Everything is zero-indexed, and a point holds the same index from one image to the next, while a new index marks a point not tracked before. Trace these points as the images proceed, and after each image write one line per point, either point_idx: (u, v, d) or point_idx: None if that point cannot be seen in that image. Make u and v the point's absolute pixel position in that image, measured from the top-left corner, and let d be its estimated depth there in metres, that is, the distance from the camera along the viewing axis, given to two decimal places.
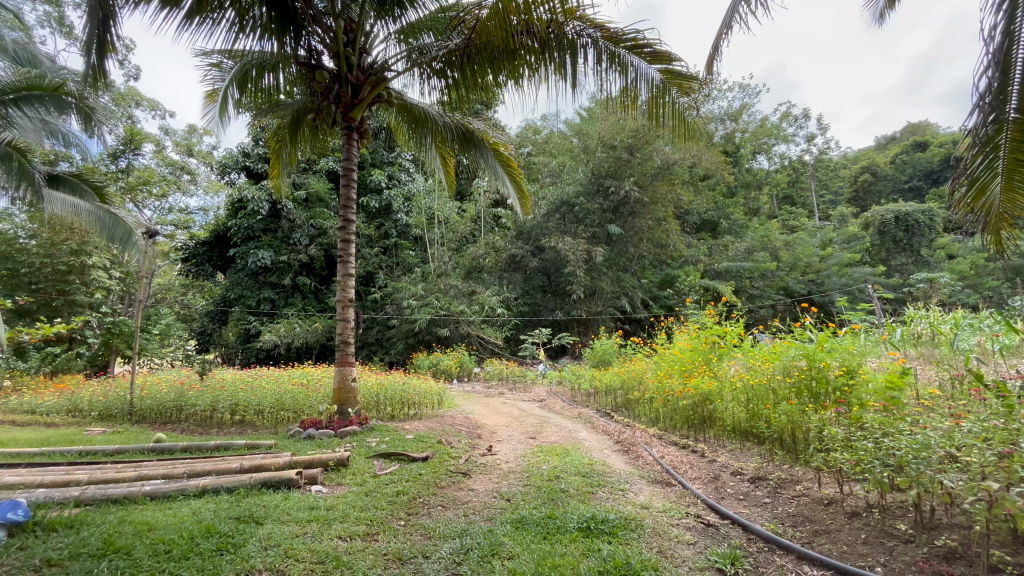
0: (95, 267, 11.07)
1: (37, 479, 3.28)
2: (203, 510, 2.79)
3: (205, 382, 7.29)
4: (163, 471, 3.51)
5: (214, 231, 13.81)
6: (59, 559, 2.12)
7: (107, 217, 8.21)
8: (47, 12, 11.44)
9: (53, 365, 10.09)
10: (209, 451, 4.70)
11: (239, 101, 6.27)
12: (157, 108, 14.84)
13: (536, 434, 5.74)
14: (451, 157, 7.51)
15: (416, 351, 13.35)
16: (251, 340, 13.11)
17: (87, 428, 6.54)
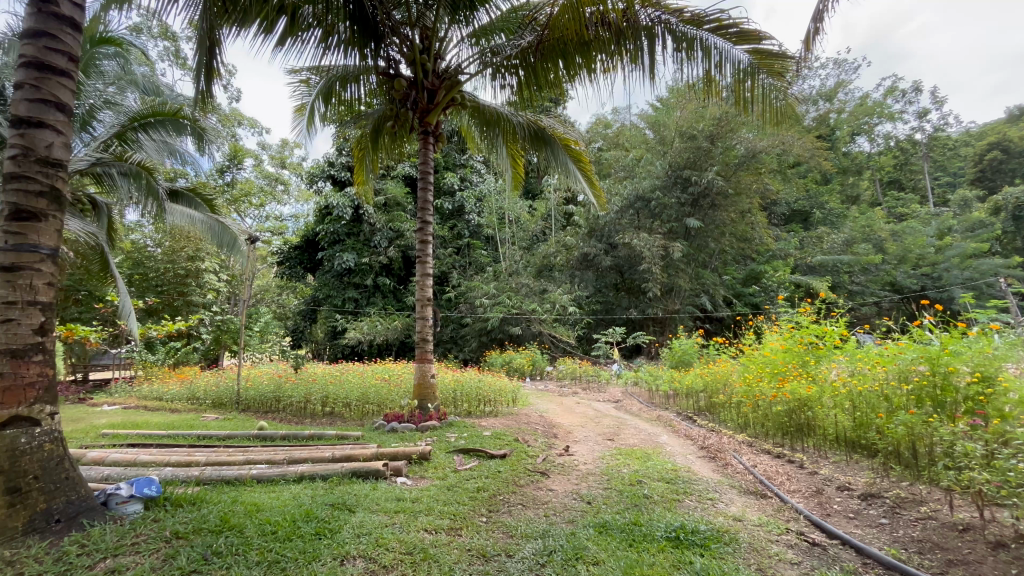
0: (207, 270, 12.39)
1: (165, 458, 3.72)
2: (302, 495, 3.00)
3: (299, 375, 7.89)
4: (267, 456, 3.82)
5: (304, 236, 14.94)
6: (184, 532, 2.35)
7: (217, 225, 9.11)
8: (167, 47, 12.97)
9: (175, 357, 11.43)
10: (305, 440, 5.07)
11: (325, 114, 6.67)
12: (256, 126, 16.35)
13: (613, 436, 5.59)
14: (523, 155, 7.52)
15: (489, 349, 13.56)
16: (338, 337, 14.02)
17: (204, 414, 7.34)
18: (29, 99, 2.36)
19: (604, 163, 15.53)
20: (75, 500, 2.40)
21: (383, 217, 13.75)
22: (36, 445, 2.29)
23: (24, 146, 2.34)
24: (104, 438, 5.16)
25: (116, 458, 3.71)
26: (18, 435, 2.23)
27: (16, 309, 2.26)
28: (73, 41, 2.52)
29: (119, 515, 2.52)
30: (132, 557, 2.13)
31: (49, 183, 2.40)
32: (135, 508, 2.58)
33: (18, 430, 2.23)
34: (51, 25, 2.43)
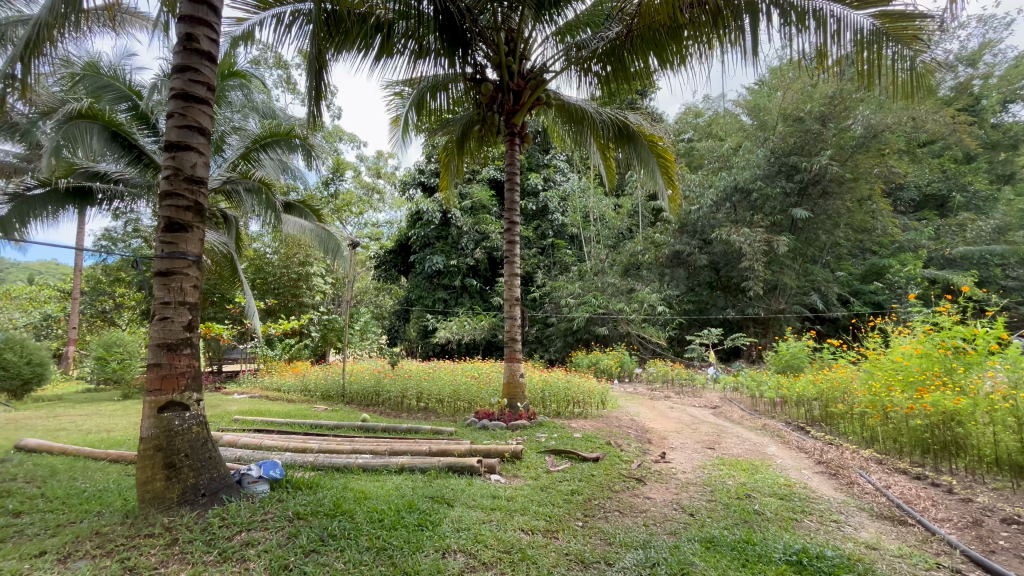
0: (315, 274, 13.62)
1: (284, 444, 4.11)
2: (404, 486, 3.14)
3: (396, 371, 8.36)
4: (371, 447, 4.07)
5: (398, 241, 15.86)
6: (305, 513, 2.56)
7: (323, 233, 9.97)
8: (280, 75, 14.46)
9: (290, 353, 12.69)
10: (403, 433, 5.35)
11: (416, 123, 6.97)
12: (355, 140, 17.68)
13: (713, 445, 5.21)
14: (609, 151, 7.31)
15: (575, 350, 13.39)
16: (429, 336, 14.65)
17: (315, 405, 8.05)
18: (178, 126, 2.71)
19: (695, 154, 14.68)
20: (216, 478, 2.71)
21: (469, 220, 14.13)
22: (186, 427, 2.61)
23: (175, 167, 2.69)
24: (236, 423, 5.85)
25: (246, 441, 4.18)
26: (172, 418, 2.56)
27: (170, 307, 2.61)
28: (210, 72, 2.86)
29: (249, 493, 2.80)
30: (262, 532, 2.35)
31: (194, 198, 2.74)
32: (262, 487, 2.85)
33: (172, 413, 2.57)
34: (194, 60, 2.77)
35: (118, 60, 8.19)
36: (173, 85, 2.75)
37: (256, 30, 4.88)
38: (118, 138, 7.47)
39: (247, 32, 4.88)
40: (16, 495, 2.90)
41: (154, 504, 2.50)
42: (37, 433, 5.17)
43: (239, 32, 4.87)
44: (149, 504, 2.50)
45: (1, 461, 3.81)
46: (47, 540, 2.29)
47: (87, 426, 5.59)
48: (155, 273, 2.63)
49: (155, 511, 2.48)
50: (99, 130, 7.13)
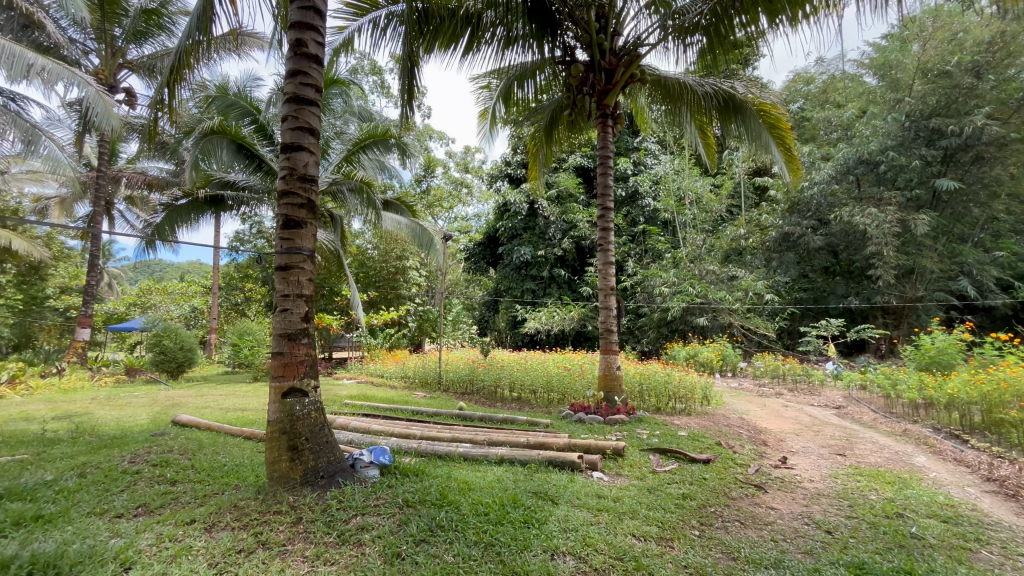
0: (410, 268, 14.30)
1: (390, 429, 4.31)
2: (505, 478, 3.12)
3: (489, 361, 8.48)
4: (470, 436, 4.10)
5: (486, 233, 16.15)
6: (413, 501, 2.61)
7: (417, 228, 10.40)
8: (375, 80, 15.27)
9: (390, 341, 13.49)
10: (500, 423, 5.38)
11: (504, 115, 6.89)
12: (444, 137, 18.23)
13: (842, 451, 4.58)
14: (708, 127, 6.72)
15: (670, 342, 12.67)
16: (519, 326, 14.73)
17: (415, 391, 8.43)
18: (292, 128, 2.87)
19: (807, 124, 13.10)
20: (332, 461, 2.86)
21: (556, 210, 13.93)
22: (306, 412, 2.77)
23: (290, 167, 2.85)
24: (346, 407, 6.29)
25: (356, 425, 4.46)
26: (294, 403, 2.73)
27: (289, 300, 2.78)
28: (318, 74, 2.97)
29: (362, 477, 2.93)
30: (375, 517, 2.43)
31: (307, 196, 2.89)
32: (373, 472, 2.97)
33: (294, 399, 2.74)
34: (303, 64, 2.89)
35: (241, 80, 9.10)
36: (286, 90, 2.91)
37: (355, 36, 5.07)
38: (243, 150, 8.34)
39: (347, 40, 5.10)
40: (173, 465, 3.31)
41: (281, 483, 2.69)
42: (189, 410, 5.96)
43: (340, 40, 5.10)
44: (277, 483, 2.69)
45: (162, 433, 4.41)
46: (197, 509, 2.55)
47: (226, 406, 6.33)
48: (277, 268, 2.82)
49: (283, 489, 2.67)
50: (227, 144, 7.99)
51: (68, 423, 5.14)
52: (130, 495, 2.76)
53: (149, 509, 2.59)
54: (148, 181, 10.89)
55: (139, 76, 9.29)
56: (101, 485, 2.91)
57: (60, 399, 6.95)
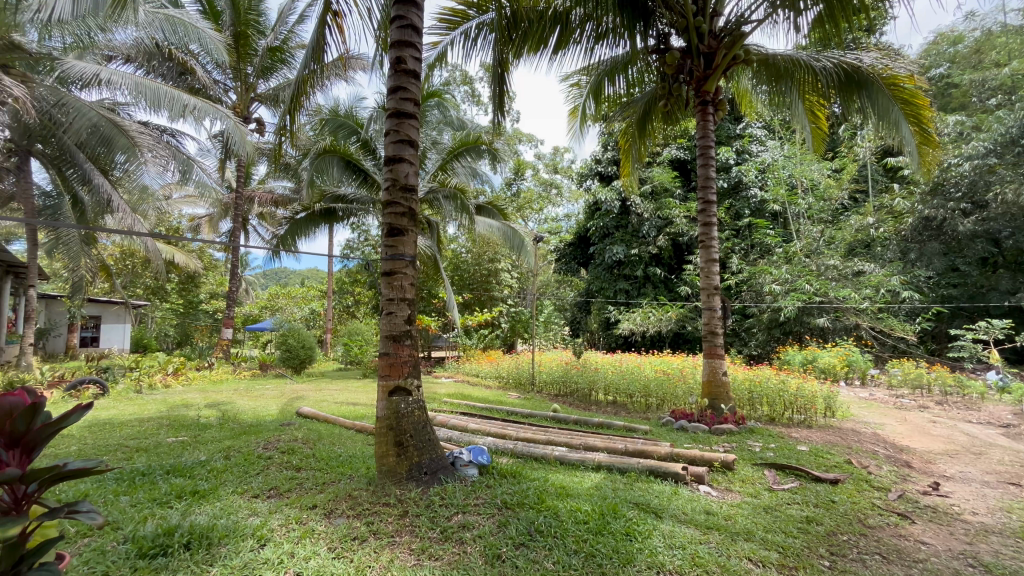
0: (502, 270, 14.61)
1: (487, 429, 4.41)
2: (603, 486, 3.04)
3: (582, 363, 8.36)
4: (565, 440, 4.04)
5: (577, 233, 15.97)
6: (512, 504, 2.62)
7: (509, 230, 10.57)
8: (467, 90, 15.84)
9: (485, 342, 13.87)
10: (595, 427, 5.26)
11: (594, 113, 6.74)
12: (534, 140, 18.38)
13: (1015, 480, 3.81)
14: (823, 106, 6.00)
15: (783, 345, 11.50)
16: (612, 328, 14.32)
17: (510, 392, 8.55)
18: (395, 141, 3.03)
19: (953, 92, 11.18)
20: (435, 458, 2.97)
21: (651, 206, 13.36)
22: (410, 409, 2.91)
23: (393, 179, 3.02)
24: (446, 405, 6.57)
25: (454, 423, 4.62)
26: (400, 401, 2.88)
27: (394, 303, 2.95)
28: (416, 88, 3.11)
29: (463, 476, 3.02)
30: (476, 516, 2.48)
31: (408, 205, 3.03)
32: (473, 472, 3.06)
33: (399, 397, 2.88)
34: (403, 79, 3.05)
35: (349, 102, 9.93)
36: (388, 106, 3.09)
37: (448, 49, 5.26)
38: (352, 166, 9.11)
39: (441, 54, 5.31)
40: (298, 453, 3.67)
41: (389, 476, 2.85)
42: (309, 402, 6.62)
43: (435, 55, 5.33)
44: (385, 475, 2.85)
45: (288, 423, 4.94)
46: (319, 495, 2.79)
47: (341, 400, 6.93)
48: (382, 273, 2.99)
49: (390, 483, 2.83)
50: (338, 161, 8.77)
51: (218, 410, 5.96)
52: (264, 477, 3.11)
53: (279, 492, 2.89)
54: (275, 199, 12.33)
55: (267, 106, 10.54)
56: (242, 468, 3.31)
57: (209, 390, 8.07)
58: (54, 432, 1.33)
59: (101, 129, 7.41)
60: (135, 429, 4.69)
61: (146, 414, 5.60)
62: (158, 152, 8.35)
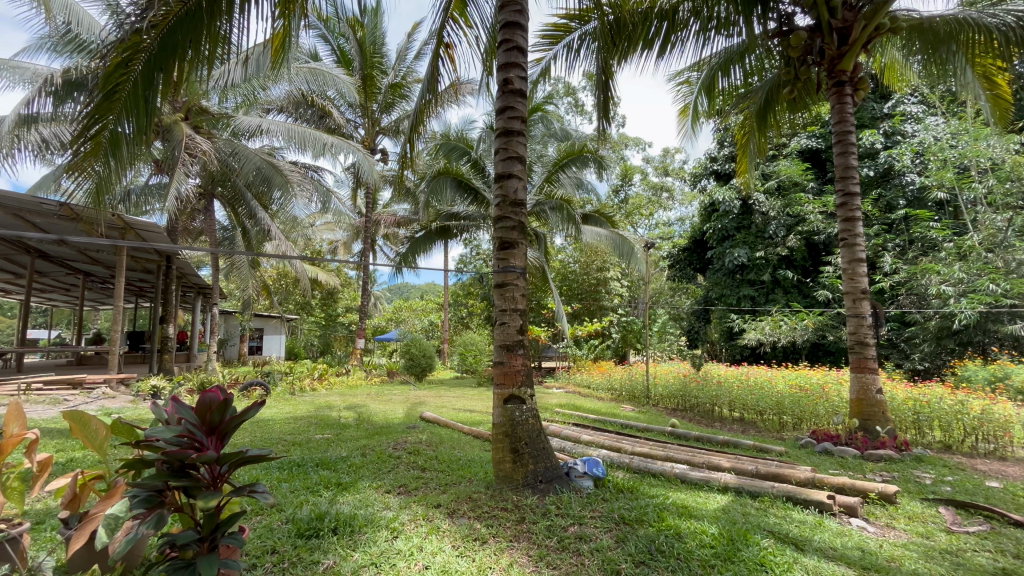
0: (612, 279, 14.29)
1: (601, 441, 4.33)
2: (731, 509, 2.81)
3: (703, 376, 7.79)
4: (686, 457, 3.81)
5: (691, 237, 14.74)
6: (630, 519, 2.54)
7: (617, 238, 10.33)
8: (571, 101, 15.98)
9: (596, 352, 13.64)
10: (719, 445, 4.87)
11: (707, 108, 6.34)
12: (641, 144, 17.84)
13: None
14: (1003, 69, 4.96)
15: (960, 358, 9.58)
16: (736, 338, 13.16)
17: (624, 405, 8.27)
18: (504, 159, 3.17)
19: None
20: (549, 467, 2.99)
21: (778, 203, 12.16)
22: (525, 417, 2.97)
23: (502, 195, 3.15)
24: (559, 416, 6.58)
25: (568, 434, 4.62)
26: (514, 409, 2.96)
27: (507, 314, 3.05)
28: (523, 106, 3.22)
29: (578, 486, 3.00)
30: (593, 529, 2.44)
31: (518, 219, 3.13)
32: (588, 483, 3.03)
33: (514, 405, 2.97)
34: (510, 99, 3.18)
35: (459, 126, 10.59)
36: (497, 126, 3.24)
37: (551, 63, 5.37)
38: (464, 185, 9.67)
39: (545, 69, 5.44)
40: (422, 455, 3.96)
41: (506, 482, 2.93)
42: (431, 408, 7.11)
43: (538, 72, 5.48)
44: (502, 481, 2.94)
45: (413, 427, 5.34)
46: (442, 495, 2.98)
47: (459, 407, 7.30)
48: (494, 285, 3.12)
49: (507, 488, 2.91)
50: (450, 182, 9.39)
51: (355, 412, 6.65)
52: (395, 475, 3.41)
53: (408, 489, 3.13)
54: (398, 220, 13.54)
55: (390, 137, 11.69)
56: (376, 464, 3.67)
57: (348, 394, 9.03)
58: (238, 423, 1.59)
59: (263, 171, 8.83)
60: (291, 425, 5.44)
61: (299, 413, 6.46)
62: (305, 186, 9.70)
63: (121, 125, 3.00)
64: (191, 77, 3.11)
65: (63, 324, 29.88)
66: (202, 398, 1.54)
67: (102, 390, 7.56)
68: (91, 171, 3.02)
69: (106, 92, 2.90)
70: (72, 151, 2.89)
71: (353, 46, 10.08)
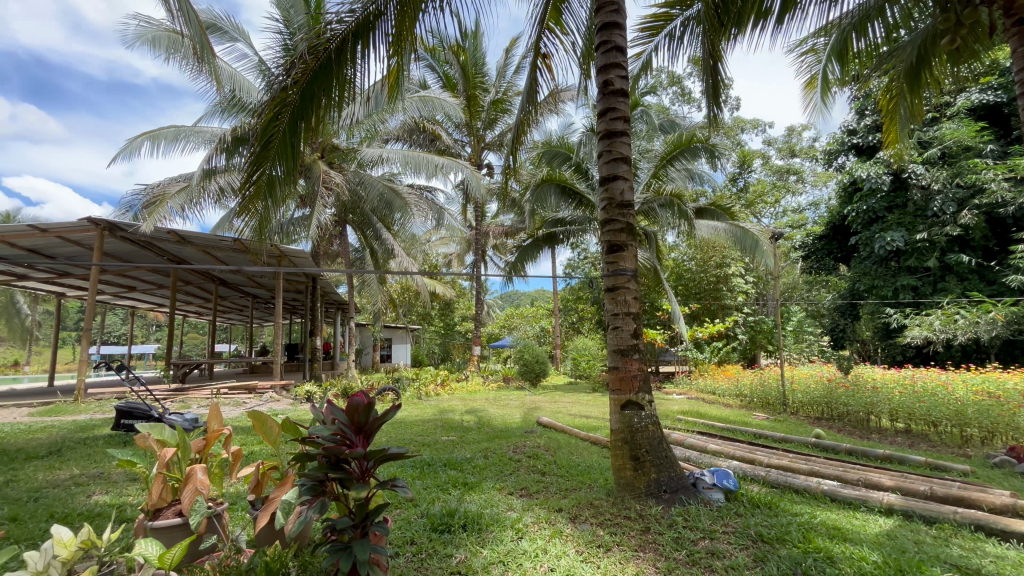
0: (734, 275, 13.22)
1: (731, 451, 4.02)
2: (900, 535, 2.42)
3: (853, 380, 6.82)
4: (836, 472, 3.37)
5: (829, 222, 13.00)
6: (770, 538, 2.32)
7: (738, 231, 9.52)
8: (676, 90, 15.20)
9: (719, 356, 12.65)
10: (879, 461, 4.22)
11: (840, 74, 5.61)
12: (759, 125, 16.31)
13: None
14: None
15: None
16: (895, 336, 11.29)
17: (755, 413, 7.54)
18: (608, 161, 3.13)
19: None
20: (674, 477, 2.86)
21: (943, 173, 10.31)
22: (644, 424, 2.87)
23: (609, 198, 3.10)
24: (681, 423, 6.24)
25: (692, 443, 4.37)
26: (632, 415, 2.88)
27: (620, 318, 2.99)
28: (625, 105, 3.16)
29: (707, 499, 2.82)
30: (727, 545, 2.28)
31: (626, 221, 3.07)
32: (718, 496, 2.83)
33: (632, 411, 2.89)
34: (611, 100, 3.14)
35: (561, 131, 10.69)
36: (599, 129, 3.21)
37: (653, 56, 5.18)
38: (569, 191, 9.69)
39: (646, 63, 5.26)
40: (541, 459, 4.03)
41: (628, 490, 2.85)
42: (547, 413, 7.20)
43: (639, 66, 5.32)
44: (623, 488, 2.87)
45: (531, 431, 5.46)
46: (563, 500, 3.00)
47: (576, 412, 7.30)
48: (605, 289, 3.09)
49: (629, 496, 2.83)
50: (554, 189, 9.51)
51: (476, 416, 6.98)
52: (517, 478, 3.51)
53: (529, 492, 3.21)
54: (505, 230, 14.01)
55: (495, 152, 12.20)
56: (498, 466, 3.82)
57: (468, 399, 9.50)
58: (380, 424, 1.78)
59: (385, 196, 9.79)
60: (420, 428, 5.89)
61: (426, 416, 6.99)
62: (421, 206, 10.51)
63: (274, 169, 3.57)
64: (325, 120, 3.59)
65: (239, 338, 35.91)
66: (350, 402, 1.75)
67: (269, 394, 8.91)
68: (254, 212, 3.63)
69: (262, 143, 3.47)
70: (242, 196, 3.52)
71: (456, 70, 10.69)
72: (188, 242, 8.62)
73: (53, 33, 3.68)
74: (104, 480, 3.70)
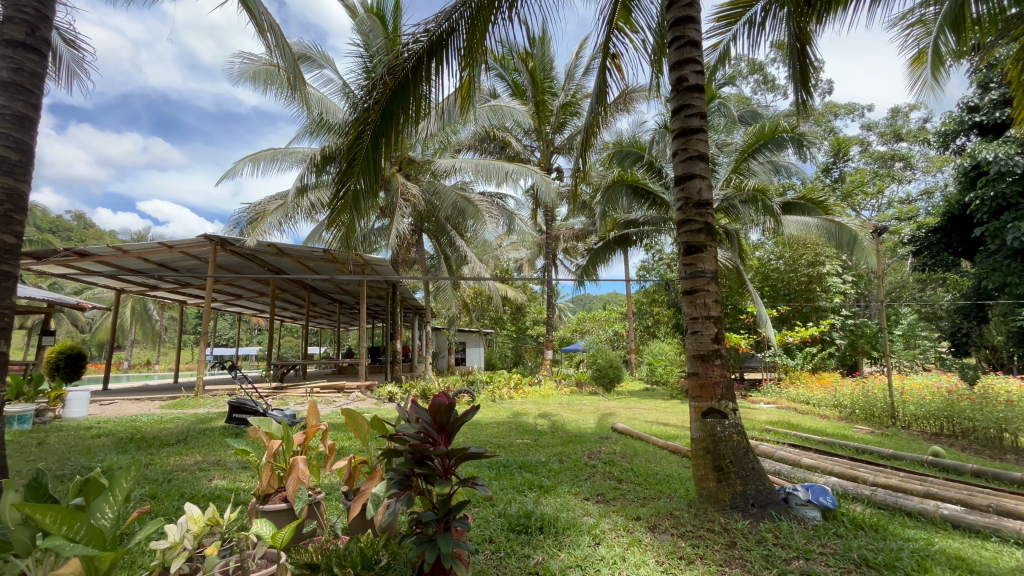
0: (830, 274, 12.13)
1: (828, 466, 3.69)
2: None
3: (979, 392, 6.03)
4: (959, 496, 2.99)
5: (944, 212, 11.51)
6: (877, 563, 2.11)
7: (833, 226, 8.70)
8: (758, 78, 14.29)
9: (813, 362, 11.63)
10: (1014, 485, 3.67)
11: (957, 45, 4.98)
12: (855, 109, 14.85)
13: None
14: None
15: None
16: None
17: (857, 425, 6.85)
18: (683, 159, 3.03)
19: None
20: (762, 490, 2.69)
21: None
22: (728, 434, 2.73)
23: (685, 197, 3.00)
24: (770, 434, 5.84)
25: (783, 455, 4.07)
26: (715, 423, 2.75)
27: (699, 322, 2.88)
28: (701, 101, 3.05)
29: (801, 516, 2.62)
30: (825, 567, 2.11)
31: (704, 220, 2.94)
32: (814, 514, 2.62)
33: (714, 419, 2.76)
34: (686, 97, 3.04)
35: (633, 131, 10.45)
36: (674, 126, 3.12)
37: (731, 45, 4.93)
38: (641, 191, 9.49)
39: (724, 53, 5.03)
40: (618, 466, 3.96)
41: (711, 502, 2.73)
42: (622, 419, 7.04)
43: (716, 57, 5.09)
44: (706, 500, 2.75)
45: (606, 437, 5.37)
46: (641, 508, 2.92)
47: (653, 419, 7.07)
48: (683, 292, 2.98)
49: (713, 508, 2.70)
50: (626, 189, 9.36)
51: (550, 420, 6.99)
52: (593, 483, 3.48)
53: (606, 498, 3.17)
54: (576, 233, 13.90)
55: (565, 155, 12.20)
56: (573, 471, 3.81)
57: (541, 403, 9.54)
58: (460, 424, 1.87)
59: (459, 205, 10.16)
60: (496, 430, 6.02)
61: (501, 419, 7.12)
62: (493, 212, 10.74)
63: (358, 184, 3.82)
64: (403, 135, 3.80)
65: (327, 341, 38.69)
66: (433, 401, 1.85)
67: (355, 394, 9.54)
68: (342, 224, 3.93)
69: (348, 161, 3.75)
70: (332, 210, 3.82)
71: (525, 77, 10.84)
72: (284, 254, 9.47)
73: (175, 74, 4.25)
74: (221, 467, 4.17)
